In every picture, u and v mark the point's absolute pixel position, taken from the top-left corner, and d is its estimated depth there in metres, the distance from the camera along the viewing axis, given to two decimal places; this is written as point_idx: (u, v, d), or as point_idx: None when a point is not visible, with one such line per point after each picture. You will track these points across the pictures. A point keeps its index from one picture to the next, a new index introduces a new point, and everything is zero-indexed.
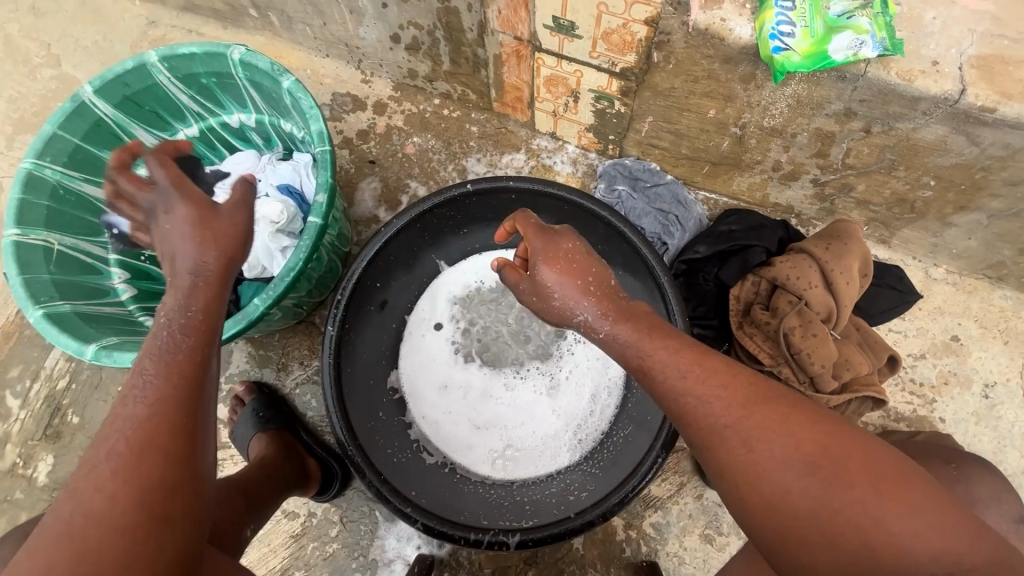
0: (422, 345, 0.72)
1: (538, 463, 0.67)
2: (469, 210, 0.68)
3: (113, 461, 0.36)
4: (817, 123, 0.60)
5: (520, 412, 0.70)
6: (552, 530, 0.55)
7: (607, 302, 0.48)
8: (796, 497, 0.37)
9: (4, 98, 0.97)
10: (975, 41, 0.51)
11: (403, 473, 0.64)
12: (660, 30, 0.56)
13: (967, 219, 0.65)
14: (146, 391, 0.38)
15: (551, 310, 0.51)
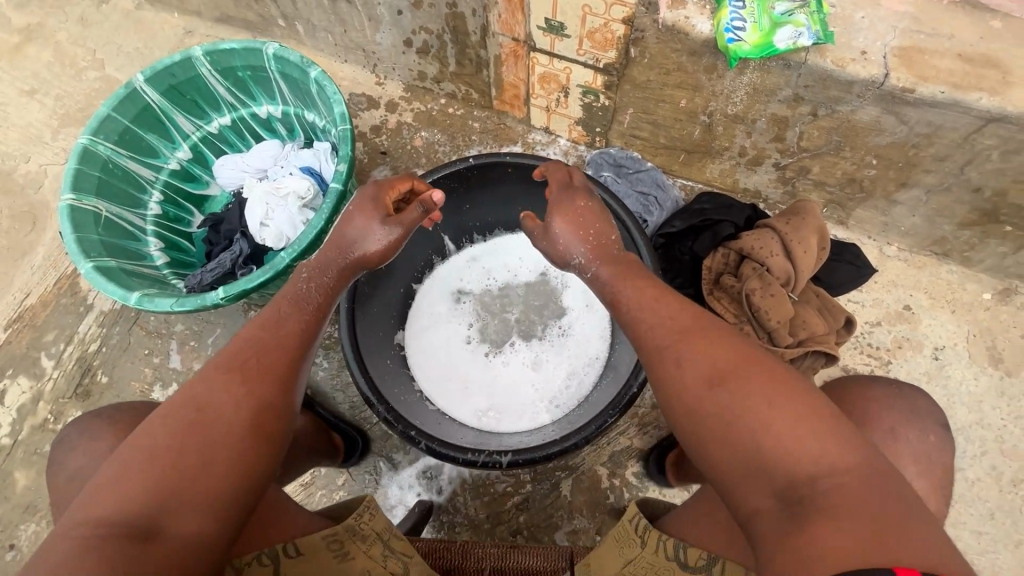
0: (429, 315, 0.82)
1: (519, 423, 0.76)
2: (470, 187, 0.76)
3: (242, 372, 0.48)
4: (772, 109, 0.70)
5: (509, 379, 0.79)
6: (538, 453, 0.61)
7: (599, 248, 0.58)
8: (706, 407, 0.44)
9: (52, 96, 1.07)
10: (897, 35, 0.61)
11: (409, 409, 0.71)
12: (635, 28, 0.67)
13: (908, 196, 0.74)
14: (281, 327, 0.52)
15: (556, 254, 0.60)
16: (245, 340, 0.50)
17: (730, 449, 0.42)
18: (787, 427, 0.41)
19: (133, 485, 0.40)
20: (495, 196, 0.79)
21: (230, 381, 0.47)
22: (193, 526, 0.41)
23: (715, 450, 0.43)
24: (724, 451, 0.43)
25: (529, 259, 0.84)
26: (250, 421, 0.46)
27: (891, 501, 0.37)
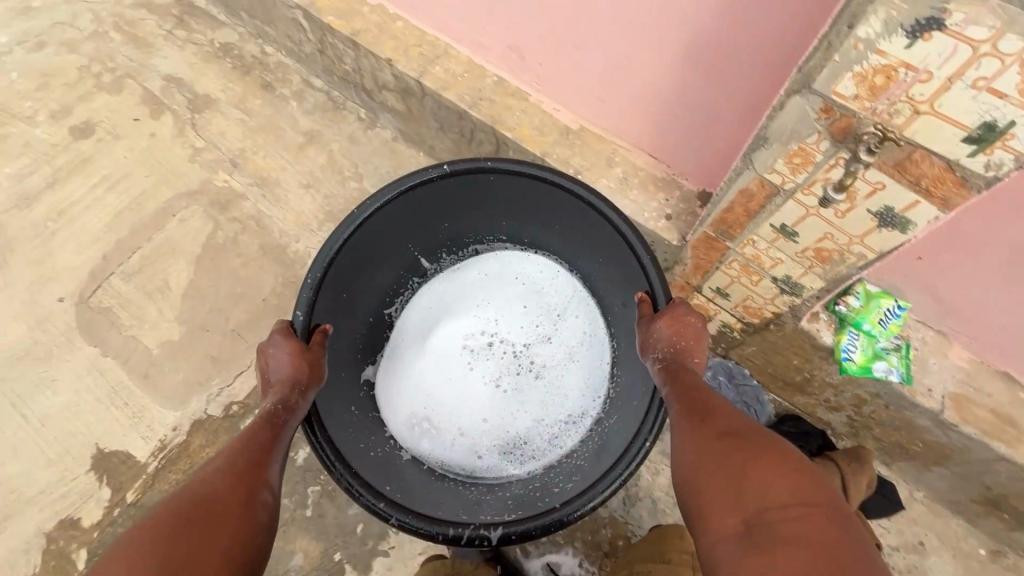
0: (404, 342, 1.16)
1: (483, 465, 1.09)
2: (446, 186, 1.02)
3: (235, 450, 0.73)
4: (859, 392, 1.01)
5: (473, 415, 1.12)
6: (520, 527, 0.90)
7: (676, 355, 0.87)
8: (699, 469, 0.68)
9: (322, 194, 1.46)
10: (953, 383, 0.93)
11: (373, 463, 1.01)
12: (780, 318, 0.99)
13: (939, 469, 1.04)
14: (260, 428, 0.79)
15: (645, 341, 0.91)
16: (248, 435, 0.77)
17: (720, 491, 0.64)
18: (761, 482, 0.62)
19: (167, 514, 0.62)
20: (472, 199, 1.07)
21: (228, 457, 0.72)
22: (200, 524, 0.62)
23: (709, 496, 0.65)
24: (716, 485, 0.65)
25: (530, 313, 1.17)
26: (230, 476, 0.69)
27: (827, 532, 0.55)
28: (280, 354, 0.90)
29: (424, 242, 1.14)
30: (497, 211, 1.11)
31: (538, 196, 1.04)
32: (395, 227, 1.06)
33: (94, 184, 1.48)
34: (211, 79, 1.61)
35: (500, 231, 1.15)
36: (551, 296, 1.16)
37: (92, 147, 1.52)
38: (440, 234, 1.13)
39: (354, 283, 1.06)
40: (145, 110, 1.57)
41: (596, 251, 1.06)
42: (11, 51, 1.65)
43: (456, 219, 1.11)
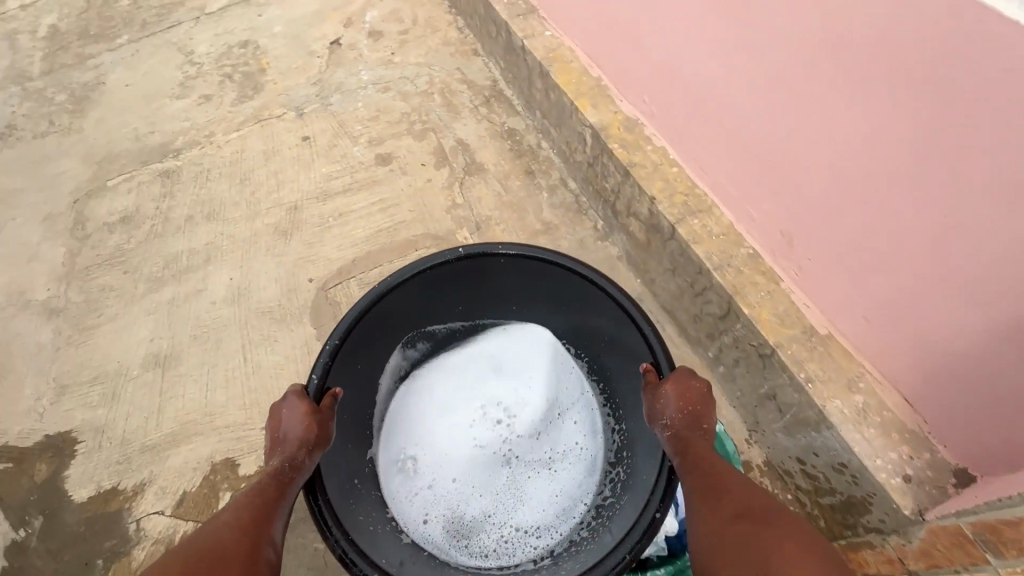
0: (398, 421, 1.44)
1: (460, 554, 1.31)
2: (450, 273, 1.34)
3: (247, 503, 0.97)
4: None
5: (455, 508, 1.36)
6: None
7: (685, 417, 1.12)
8: (715, 540, 0.87)
9: None
10: None
11: (372, 537, 1.24)
12: None
13: None
14: (268, 485, 1.04)
15: (653, 413, 1.17)
16: (257, 490, 1.02)
17: (731, 558, 0.82)
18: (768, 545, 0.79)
19: (195, 543, 0.86)
20: (485, 284, 1.39)
21: (241, 507, 0.96)
22: (218, 550, 0.85)
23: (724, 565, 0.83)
24: (729, 553, 0.83)
25: (514, 405, 1.45)
26: (240, 522, 0.92)
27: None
28: (294, 412, 1.16)
29: (437, 322, 1.45)
30: (510, 304, 1.45)
31: (561, 283, 1.33)
32: (409, 304, 1.36)
33: (372, 202, 1.80)
34: (489, 152, 1.88)
35: (506, 308, 1.46)
36: (540, 374, 1.45)
37: (383, 173, 1.86)
38: (453, 319, 1.47)
39: (366, 360, 1.35)
40: (432, 159, 1.88)
41: (601, 340, 1.37)
42: (365, 88, 2.16)
43: (465, 298, 1.42)
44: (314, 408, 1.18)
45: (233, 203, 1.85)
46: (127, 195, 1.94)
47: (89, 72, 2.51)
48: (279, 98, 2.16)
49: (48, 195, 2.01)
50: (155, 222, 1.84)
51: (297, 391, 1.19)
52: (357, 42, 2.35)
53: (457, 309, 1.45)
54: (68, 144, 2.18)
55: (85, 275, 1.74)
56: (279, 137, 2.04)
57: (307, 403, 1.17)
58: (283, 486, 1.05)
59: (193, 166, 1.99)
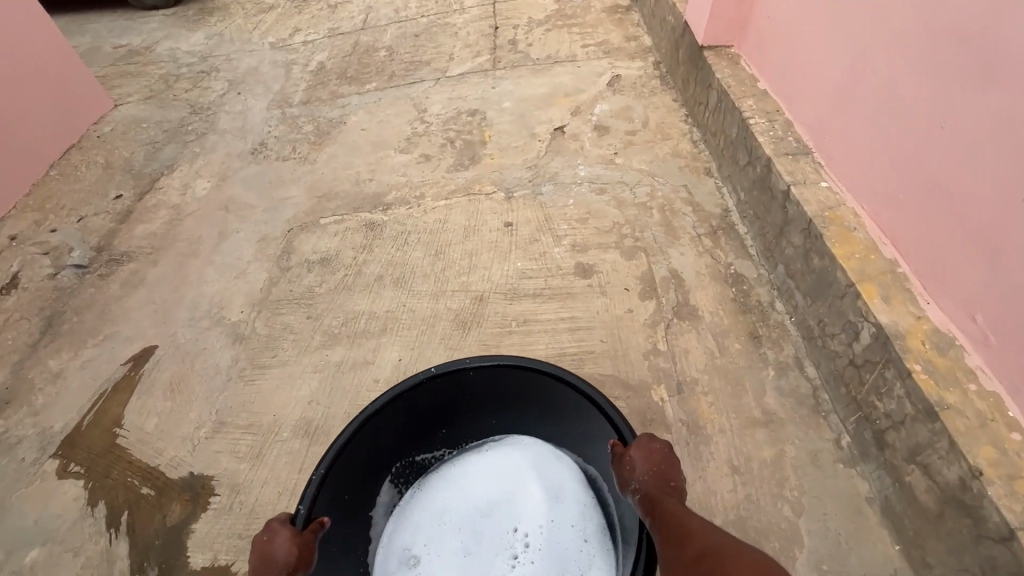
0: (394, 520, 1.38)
1: None
2: (435, 389, 1.35)
3: None
4: None
5: None
6: None
7: (651, 478, 1.06)
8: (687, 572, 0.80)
9: (745, 491, 1.22)
10: None
11: None
12: None
13: None
14: None
15: (620, 478, 1.10)
16: None
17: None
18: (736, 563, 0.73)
19: None
20: (462, 400, 1.40)
21: None
22: None
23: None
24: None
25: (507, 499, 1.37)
26: None
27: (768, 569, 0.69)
28: (277, 536, 1.06)
29: (424, 448, 1.43)
30: (494, 422, 1.46)
31: (536, 395, 1.36)
32: (398, 429, 1.35)
33: (561, 318, 1.61)
34: (707, 298, 1.59)
35: (485, 425, 1.46)
36: (516, 453, 1.42)
37: (580, 287, 1.68)
38: (434, 440, 1.44)
39: (353, 489, 1.28)
40: (639, 286, 1.65)
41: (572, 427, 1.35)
42: (580, 184, 2.03)
43: (448, 419, 1.42)
44: (292, 525, 1.09)
45: (422, 274, 1.79)
46: (333, 237, 2.00)
47: (336, 109, 2.76)
48: (492, 175, 2.13)
49: (271, 217, 2.17)
50: (348, 273, 1.86)
51: (280, 519, 1.10)
52: (582, 134, 2.27)
53: (440, 430, 1.44)
54: (300, 172, 2.37)
55: (274, 308, 1.79)
56: (483, 215, 1.97)
57: (286, 522, 1.09)
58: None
59: (397, 225, 2.00)
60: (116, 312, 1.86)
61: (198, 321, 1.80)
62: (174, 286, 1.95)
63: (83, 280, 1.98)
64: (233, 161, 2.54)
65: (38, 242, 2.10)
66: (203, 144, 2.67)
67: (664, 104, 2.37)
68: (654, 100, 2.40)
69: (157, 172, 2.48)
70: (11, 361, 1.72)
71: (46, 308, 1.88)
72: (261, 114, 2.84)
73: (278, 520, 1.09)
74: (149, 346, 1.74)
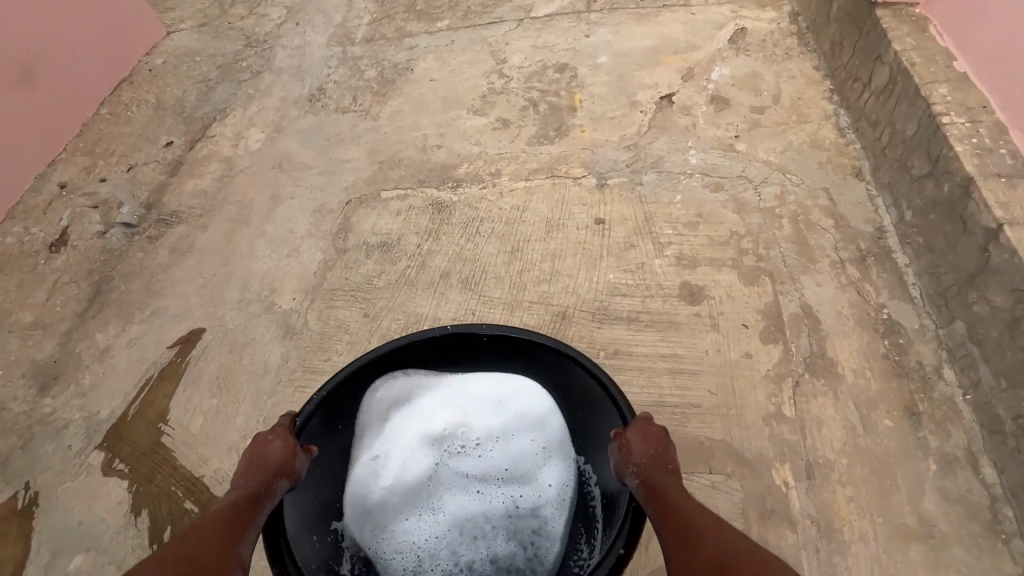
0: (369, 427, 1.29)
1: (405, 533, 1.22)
2: (442, 349, 1.28)
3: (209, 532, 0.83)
4: None
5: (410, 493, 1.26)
6: None
7: (650, 458, 0.99)
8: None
9: None
10: None
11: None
12: None
13: None
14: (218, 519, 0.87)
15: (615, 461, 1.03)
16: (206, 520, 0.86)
17: None
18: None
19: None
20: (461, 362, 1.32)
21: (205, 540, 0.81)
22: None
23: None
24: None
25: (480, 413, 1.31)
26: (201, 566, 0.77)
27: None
28: (272, 443, 1.05)
29: None
30: None
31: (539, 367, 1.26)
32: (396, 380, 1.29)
33: (659, 355, 1.33)
34: (850, 351, 1.28)
35: None
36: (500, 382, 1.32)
37: (686, 316, 1.39)
38: None
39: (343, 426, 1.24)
40: (761, 323, 1.35)
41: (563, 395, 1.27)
42: (690, 175, 1.67)
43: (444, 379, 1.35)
44: (288, 438, 1.07)
45: (495, 277, 1.55)
46: (392, 215, 1.76)
47: (402, 51, 2.42)
48: (582, 154, 1.80)
49: (327, 183, 1.94)
50: (409, 264, 1.63)
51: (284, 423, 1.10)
52: (694, 106, 1.87)
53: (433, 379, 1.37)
54: (361, 130, 2.10)
55: (328, 299, 1.60)
56: (569, 206, 1.66)
57: (284, 434, 1.07)
58: (257, 512, 0.92)
59: (468, 208, 1.73)
60: (164, 283, 1.72)
61: (249, 304, 1.64)
62: (223, 257, 1.78)
63: (133, 242, 1.84)
64: (289, 108, 2.29)
65: (88, 193, 1.96)
66: (258, 85, 2.42)
67: (801, 72, 1.91)
68: (788, 66, 1.94)
69: (209, 117, 2.27)
70: (60, 330, 1.62)
71: (95, 271, 1.76)
72: (320, 53, 2.54)
73: (281, 427, 1.09)
74: (197, 329, 1.60)
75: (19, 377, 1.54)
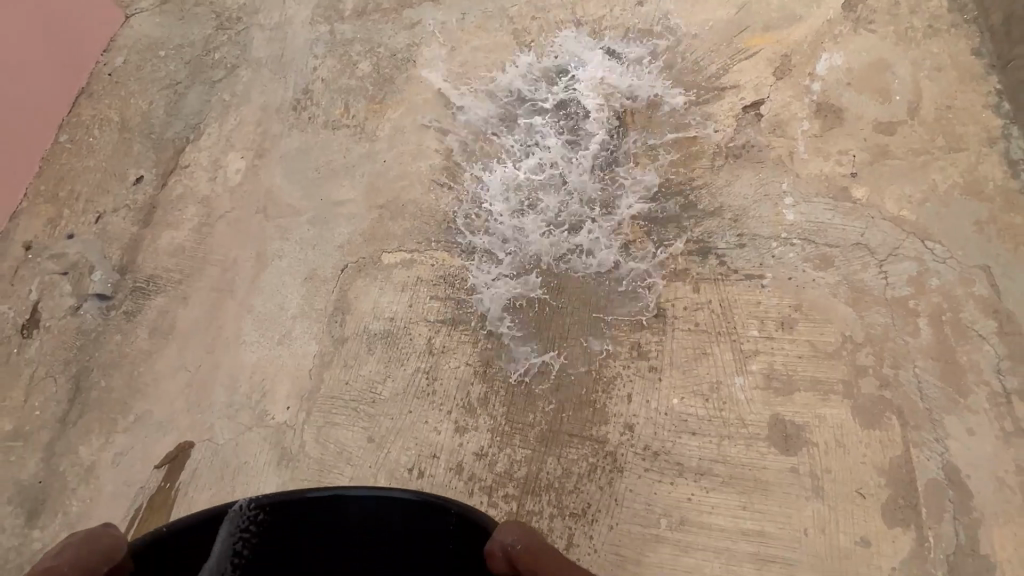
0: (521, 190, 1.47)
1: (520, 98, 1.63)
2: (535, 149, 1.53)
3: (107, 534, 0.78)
4: None
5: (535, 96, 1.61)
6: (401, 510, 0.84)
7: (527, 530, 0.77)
8: None
9: None
10: None
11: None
12: None
13: None
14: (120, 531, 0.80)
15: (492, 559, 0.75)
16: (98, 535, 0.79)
17: None
18: None
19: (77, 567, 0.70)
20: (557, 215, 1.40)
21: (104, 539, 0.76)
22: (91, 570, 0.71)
23: None
24: None
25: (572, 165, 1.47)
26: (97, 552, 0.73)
27: None
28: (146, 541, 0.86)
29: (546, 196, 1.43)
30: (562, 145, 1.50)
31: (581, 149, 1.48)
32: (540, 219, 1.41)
33: (741, 531, 1.02)
34: (1014, 547, 0.93)
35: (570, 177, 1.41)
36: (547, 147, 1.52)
37: (776, 471, 1.05)
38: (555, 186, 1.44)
39: None
40: (884, 492, 1.00)
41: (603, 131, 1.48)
42: (784, 242, 1.24)
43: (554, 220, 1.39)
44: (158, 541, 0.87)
45: (525, 393, 1.23)
46: (511, 202, 1.46)
47: (399, 30, 1.89)
48: (635, 203, 1.36)
49: (319, 236, 1.59)
50: (549, 269, 1.34)
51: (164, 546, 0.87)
52: (792, 122, 1.36)
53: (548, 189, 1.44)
54: (356, 157, 1.70)
55: (328, 412, 1.35)
56: (620, 291, 1.28)
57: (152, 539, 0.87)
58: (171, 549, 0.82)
59: (489, 286, 1.37)
60: (146, 379, 1.50)
61: (240, 412, 1.41)
62: (207, 344, 1.52)
63: (109, 321, 1.60)
64: (270, 120, 1.87)
65: (55, 255, 1.71)
66: (232, 85, 1.98)
67: (953, 59, 1.33)
68: (933, 49, 1.35)
69: (182, 138, 1.90)
70: (41, 441, 1.46)
71: (71, 361, 1.55)
72: (300, 32, 2.02)
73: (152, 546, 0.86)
74: (186, 443, 1.40)
75: (5, 500, 1.40)
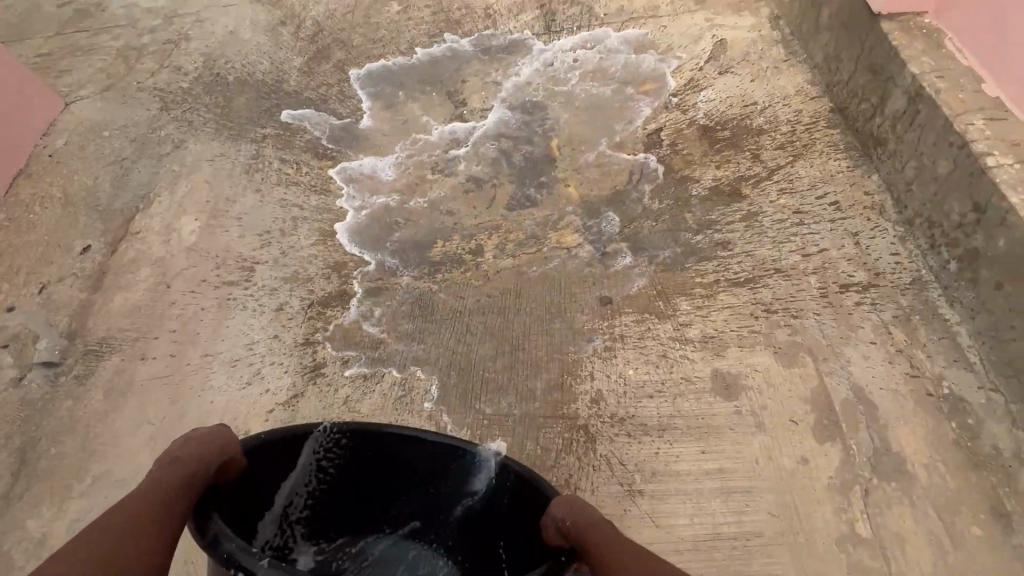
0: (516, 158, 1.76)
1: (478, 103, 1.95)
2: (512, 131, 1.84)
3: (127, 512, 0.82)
4: None
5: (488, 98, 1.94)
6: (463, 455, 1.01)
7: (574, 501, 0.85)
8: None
9: None
10: None
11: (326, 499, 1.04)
12: None
13: None
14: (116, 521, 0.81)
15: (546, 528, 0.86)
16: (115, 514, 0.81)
17: None
18: None
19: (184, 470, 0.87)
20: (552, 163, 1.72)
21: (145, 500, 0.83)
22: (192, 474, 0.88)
23: None
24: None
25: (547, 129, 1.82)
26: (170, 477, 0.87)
27: None
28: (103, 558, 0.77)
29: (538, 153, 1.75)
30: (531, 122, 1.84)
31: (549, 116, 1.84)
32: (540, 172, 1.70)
33: (705, 471, 1.16)
34: (916, 441, 1.13)
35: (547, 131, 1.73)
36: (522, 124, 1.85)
37: (724, 415, 1.21)
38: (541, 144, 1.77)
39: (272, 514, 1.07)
40: (811, 417, 1.18)
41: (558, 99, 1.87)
42: (696, 232, 1.48)
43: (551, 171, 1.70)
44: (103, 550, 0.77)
45: (499, 386, 1.34)
46: (485, 176, 1.74)
47: (343, 99, 2.11)
48: (571, 216, 1.58)
49: (283, 279, 1.67)
50: (544, 214, 1.61)
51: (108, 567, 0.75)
52: (686, 142, 1.67)
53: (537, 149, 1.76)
54: (312, 206, 1.83)
55: None
56: (569, 287, 1.46)
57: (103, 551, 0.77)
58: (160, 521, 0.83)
59: (453, 299, 1.50)
60: (104, 438, 1.45)
61: None
62: (171, 393, 1.50)
63: (58, 386, 1.54)
64: (223, 184, 1.97)
65: None
66: (181, 157, 2.07)
67: (795, 88, 1.72)
68: (780, 82, 1.74)
69: (131, 207, 1.94)
70: None
71: (15, 433, 1.48)
72: (247, 107, 2.19)
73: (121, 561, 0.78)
74: None
75: None
